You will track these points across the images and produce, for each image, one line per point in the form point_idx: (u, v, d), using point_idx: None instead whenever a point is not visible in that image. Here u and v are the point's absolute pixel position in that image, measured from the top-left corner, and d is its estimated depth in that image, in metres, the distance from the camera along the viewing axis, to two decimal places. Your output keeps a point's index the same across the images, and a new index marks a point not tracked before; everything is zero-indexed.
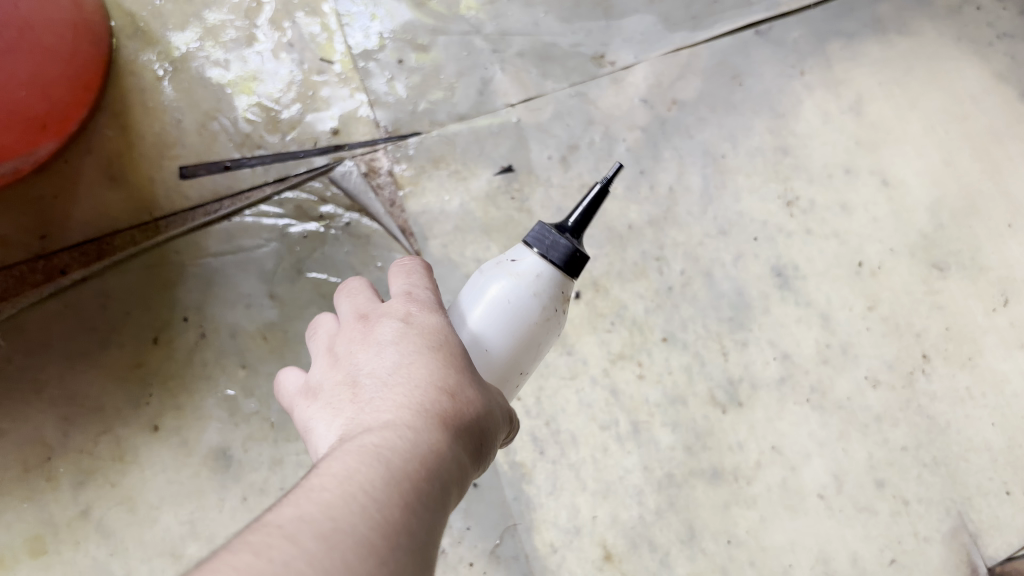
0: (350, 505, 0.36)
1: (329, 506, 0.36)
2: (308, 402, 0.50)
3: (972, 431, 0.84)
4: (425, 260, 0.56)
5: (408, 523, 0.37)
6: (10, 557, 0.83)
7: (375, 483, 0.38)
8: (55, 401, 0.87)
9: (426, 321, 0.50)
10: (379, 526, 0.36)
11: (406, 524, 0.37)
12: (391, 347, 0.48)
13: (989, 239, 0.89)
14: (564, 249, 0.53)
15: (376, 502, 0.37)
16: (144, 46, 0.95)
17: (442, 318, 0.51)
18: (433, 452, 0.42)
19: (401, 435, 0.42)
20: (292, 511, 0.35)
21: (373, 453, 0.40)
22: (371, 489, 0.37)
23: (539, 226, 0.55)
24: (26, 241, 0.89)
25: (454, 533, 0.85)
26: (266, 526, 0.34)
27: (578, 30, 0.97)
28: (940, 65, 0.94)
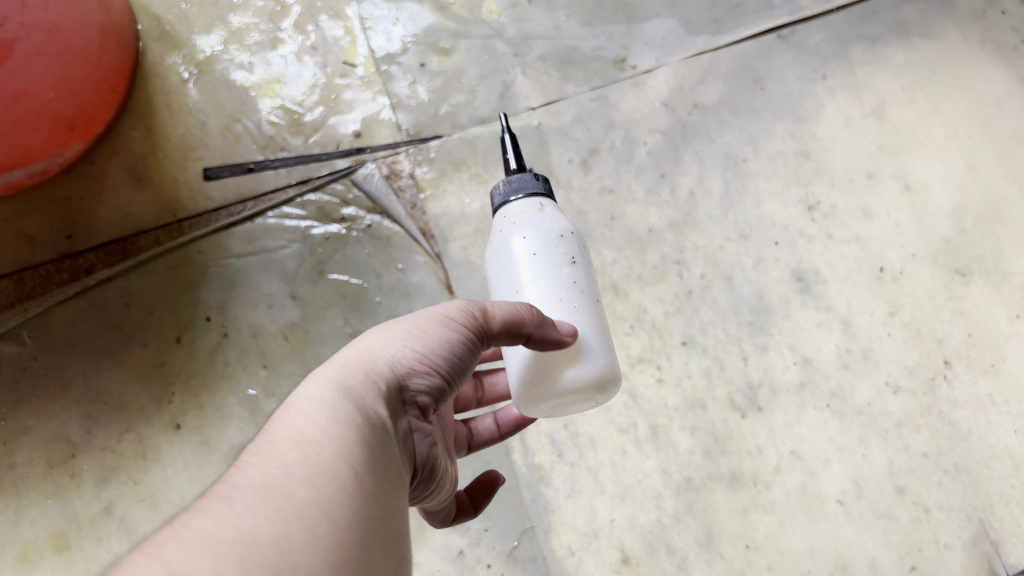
0: (253, 463, 0.42)
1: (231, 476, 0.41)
2: None
3: (994, 438, 0.83)
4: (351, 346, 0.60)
5: (322, 444, 0.43)
6: (33, 553, 0.84)
7: (278, 438, 0.43)
8: (80, 399, 0.88)
9: None
10: (280, 468, 0.41)
11: (326, 440, 0.43)
12: None
13: (1013, 244, 0.88)
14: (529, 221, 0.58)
15: (275, 452, 0.42)
16: (170, 49, 0.97)
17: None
18: (339, 385, 0.48)
19: (309, 382, 0.49)
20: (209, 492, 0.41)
21: (280, 420, 0.46)
22: (273, 443, 0.43)
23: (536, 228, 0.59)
24: (53, 242, 0.92)
25: (472, 535, 0.86)
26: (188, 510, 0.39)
27: (599, 34, 0.97)
28: (964, 69, 0.93)
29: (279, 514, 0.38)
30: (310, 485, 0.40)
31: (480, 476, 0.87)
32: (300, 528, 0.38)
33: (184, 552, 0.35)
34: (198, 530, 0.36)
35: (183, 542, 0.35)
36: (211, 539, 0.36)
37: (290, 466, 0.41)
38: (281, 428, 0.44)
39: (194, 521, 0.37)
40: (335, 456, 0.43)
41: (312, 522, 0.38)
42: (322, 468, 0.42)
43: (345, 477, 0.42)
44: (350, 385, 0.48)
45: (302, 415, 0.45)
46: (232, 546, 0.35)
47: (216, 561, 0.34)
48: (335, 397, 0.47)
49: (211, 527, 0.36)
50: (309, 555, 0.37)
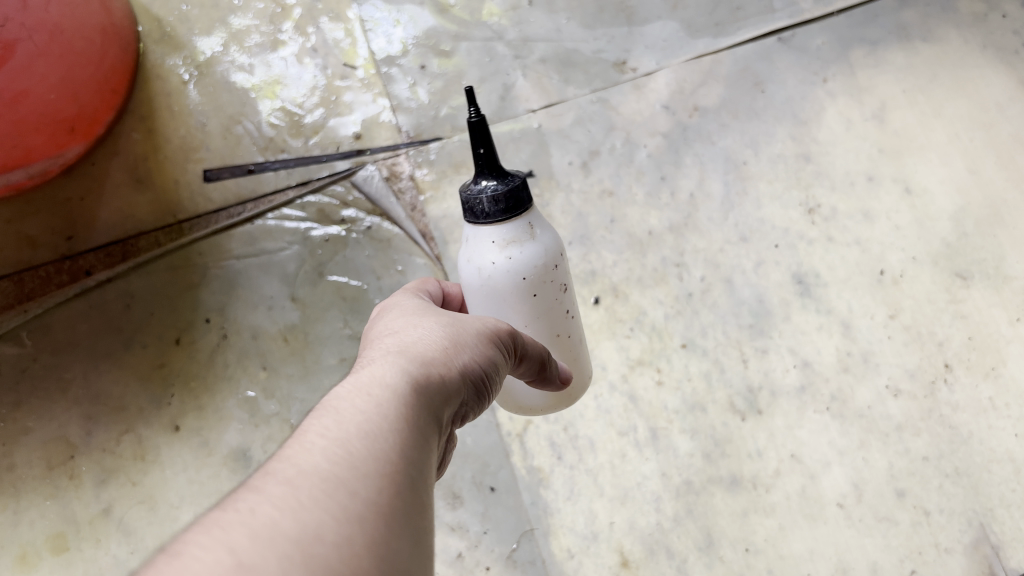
0: (318, 446, 0.38)
1: (292, 456, 0.37)
2: None
3: (994, 442, 0.83)
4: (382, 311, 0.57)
5: (392, 441, 0.39)
6: (32, 554, 0.85)
7: (346, 422, 0.40)
8: (79, 400, 0.89)
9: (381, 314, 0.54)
10: (348, 458, 0.37)
11: (394, 437, 0.40)
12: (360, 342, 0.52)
13: (1014, 247, 0.88)
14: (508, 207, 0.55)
15: (342, 438, 0.38)
16: (170, 51, 0.96)
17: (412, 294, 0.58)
18: (408, 377, 0.44)
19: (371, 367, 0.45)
20: (261, 469, 0.37)
21: (343, 401, 0.42)
22: (336, 430, 0.39)
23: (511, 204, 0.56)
24: (54, 243, 0.91)
25: (471, 537, 0.87)
26: (242, 490, 0.35)
27: (600, 36, 0.97)
28: (966, 72, 0.93)
29: (346, 515, 0.34)
30: (377, 487, 0.36)
31: (479, 478, 0.87)
32: (364, 534, 0.34)
33: (248, 545, 0.31)
34: (261, 520, 0.32)
35: (249, 532, 0.32)
36: (275, 532, 0.32)
37: (357, 458, 0.37)
38: (349, 411, 0.41)
39: (256, 510, 0.33)
40: (404, 459, 0.39)
41: (375, 530, 0.35)
42: (393, 467, 0.38)
43: (411, 485, 0.38)
44: (416, 381, 0.45)
45: (374, 402, 0.41)
46: (296, 547, 0.31)
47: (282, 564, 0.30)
48: (406, 393, 0.43)
49: (273, 518, 0.33)
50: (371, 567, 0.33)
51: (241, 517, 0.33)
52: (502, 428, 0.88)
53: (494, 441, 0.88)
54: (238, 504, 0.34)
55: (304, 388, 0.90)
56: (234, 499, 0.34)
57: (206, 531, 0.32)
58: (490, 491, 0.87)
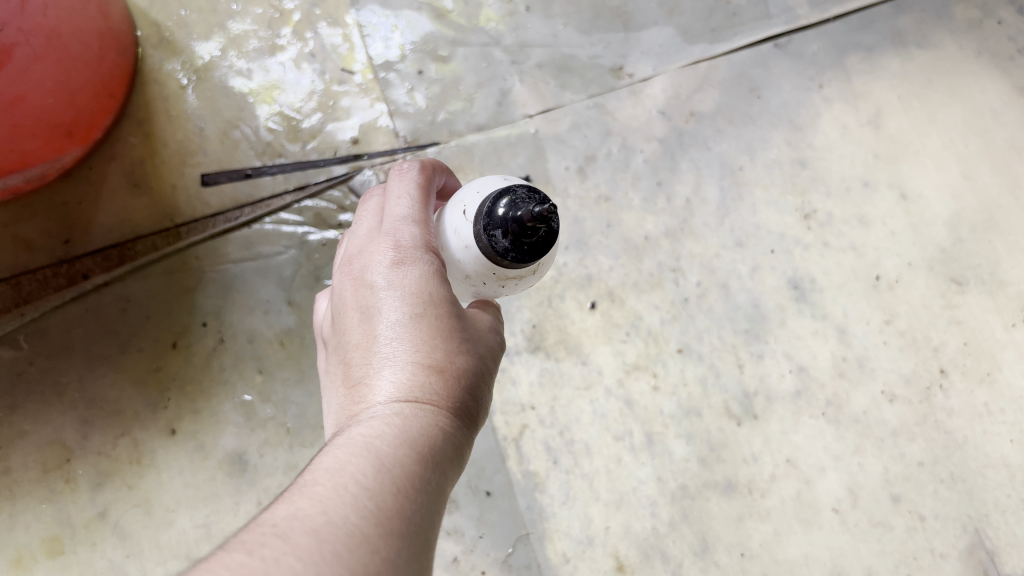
0: (349, 495, 0.38)
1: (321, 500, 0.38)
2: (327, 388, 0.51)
3: (990, 447, 0.84)
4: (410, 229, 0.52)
5: (418, 501, 0.40)
6: (28, 557, 0.84)
7: (377, 468, 0.40)
8: (75, 404, 0.89)
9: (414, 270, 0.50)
10: (376, 515, 0.38)
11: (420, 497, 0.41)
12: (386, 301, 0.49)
13: (1009, 254, 0.89)
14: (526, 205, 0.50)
15: (373, 489, 0.39)
16: (169, 55, 0.97)
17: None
18: (438, 425, 0.45)
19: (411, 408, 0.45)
20: (289, 505, 0.37)
21: (375, 442, 0.42)
22: (370, 478, 0.40)
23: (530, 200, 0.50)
24: (50, 246, 0.91)
25: (466, 541, 0.85)
26: (268, 528, 0.36)
27: (597, 42, 0.98)
28: (960, 79, 0.94)
29: None
30: (398, 549, 0.37)
31: (474, 483, 0.86)
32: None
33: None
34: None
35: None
36: None
37: (385, 515, 0.38)
38: (380, 457, 0.41)
39: (284, 561, 0.34)
40: (424, 519, 0.40)
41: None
42: (416, 529, 0.39)
43: (425, 548, 0.40)
44: (445, 431, 0.45)
45: (405, 451, 0.42)
46: None
47: None
48: (434, 443, 0.44)
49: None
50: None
51: (269, 566, 0.33)
52: (497, 432, 0.87)
53: (489, 446, 0.87)
54: (265, 549, 0.34)
55: (300, 392, 0.90)
56: (262, 539, 0.35)
57: (231, 566, 0.33)
58: (485, 496, 0.86)
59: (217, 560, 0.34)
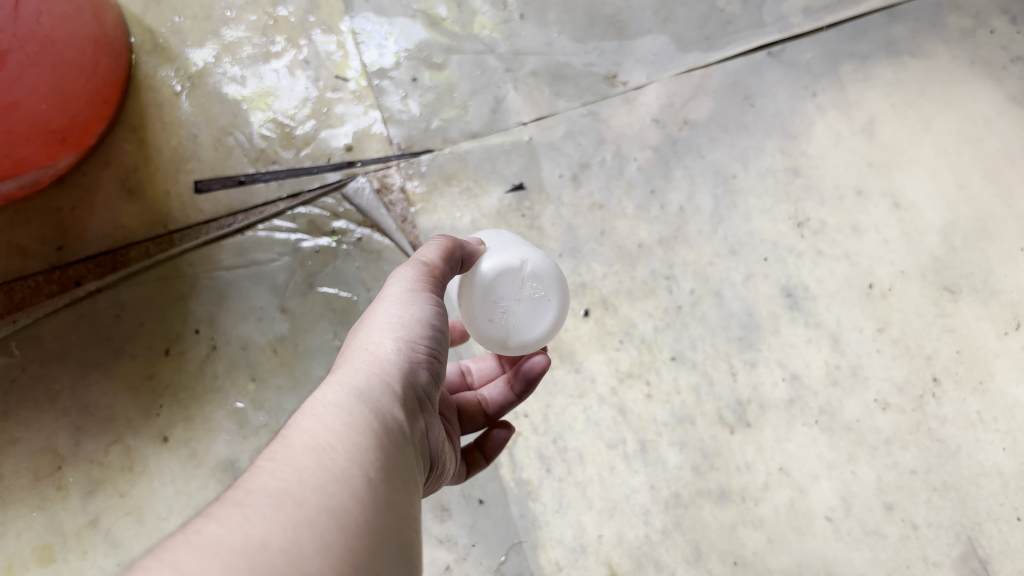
0: (268, 468, 0.41)
1: (243, 481, 0.40)
2: None
3: (983, 456, 0.83)
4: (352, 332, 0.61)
5: (340, 453, 0.43)
6: (19, 564, 0.84)
7: (293, 442, 0.43)
8: (68, 411, 0.88)
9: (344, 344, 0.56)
10: (295, 473, 0.41)
11: (342, 446, 0.43)
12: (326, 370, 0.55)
13: (1001, 262, 0.88)
14: None
15: (291, 458, 0.42)
16: (163, 62, 0.97)
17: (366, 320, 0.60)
18: (356, 389, 0.47)
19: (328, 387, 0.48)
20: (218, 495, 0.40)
21: (293, 425, 0.45)
22: (287, 449, 0.43)
23: None
24: (44, 253, 0.92)
25: (459, 550, 0.86)
26: (199, 513, 0.39)
27: (591, 50, 0.98)
28: (954, 88, 0.93)
29: (294, 522, 0.38)
30: (322, 492, 0.40)
31: (468, 491, 0.87)
32: (312, 537, 0.37)
33: (199, 560, 0.34)
34: (211, 540, 0.36)
35: (198, 548, 0.35)
36: (223, 549, 0.35)
37: (306, 472, 0.41)
38: (296, 435, 0.44)
39: (207, 529, 0.36)
40: (351, 463, 0.42)
41: (327, 534, 0.38)
42: (343, 472, 0.41)
43: (362, 490, 0.42)
44: (366, 389, 0.48)
45: (317, 421, 0.45)
46: (244, 554, 0.35)
47: (226, 567, 0.34)
48: (353, 408, 0.46)
49: (222, 535, 0.36)
50: (320, 565, 0.36)
51: (193, 536, 0.36)
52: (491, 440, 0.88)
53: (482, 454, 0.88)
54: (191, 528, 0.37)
55: (293, 400, 0.89)
56: (191, 522, 0.38)
57: (162, 549, 0.36)
58: (479, 504, 0.87)
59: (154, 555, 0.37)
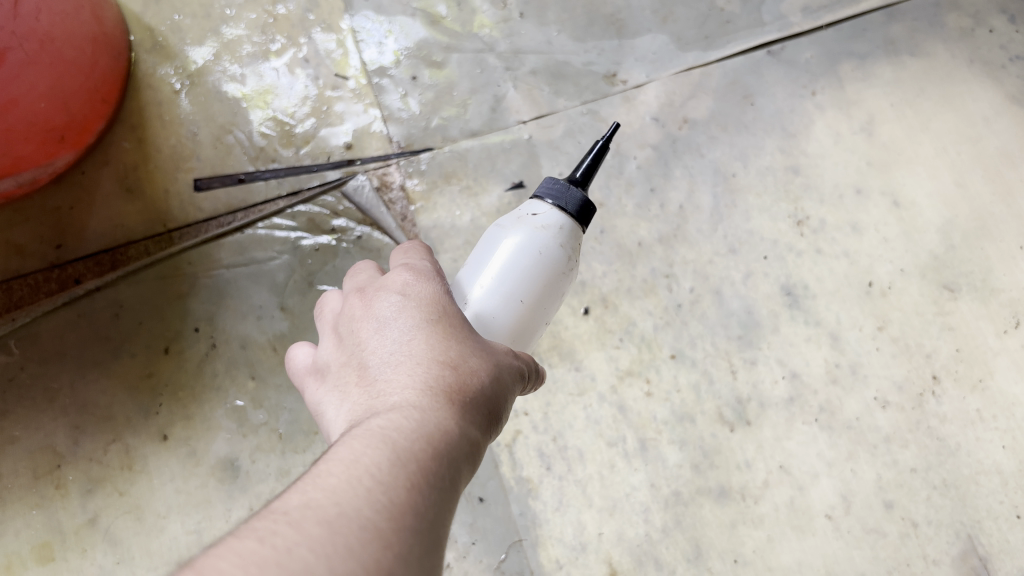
0: (364, 486, 0.37)
1: (334, 494, 0.36)
2: (318, 383, 0.51)
3: (982, 454, 0.83)
4: (426, 269, 0.54)
5: (432, 499, 0.39)
6: (17, 563, 0.84)
7: (391, 462, 0.39)
8: (66, 410, 0.88)
9: (423, 292, 0.51)
10: (391, 508, 0.37)
11: (435, 491, 0.39)
12: (392, 323, 0.49)
13: (1000, 260, 0.88)
14: (578, 200, 0.57)
15: (387, 485, 0.37)
16: (162, 60, 0.97)
17: (440, 285, 0.53)
18: (456, 425, 0.43)
19: (428, 406, 0.44)
20: (301, 497, 0.36)
21: (393, 434, 0.41)
22: (385, 468, 0.38)
23: (554, 179, 0.57)
24: (42, 251, 0.91)
25: (459, 548, 0.86)
26: (279, 519, 0.34)
27: (590, 49, 0.98)
28: (953, 87, 0.93)
29: (382, 574, 0.34)
30: (411, 544, 0.36)
31: (468, 490, 0.87)
32: None
33: None
34: (303, 567, 0.32)
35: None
36: None
37: (401, 511, 0.37)
38: (391, 453, 0.39)
39: (300, 553, 0.32)
40: (437, 517, 0.39)
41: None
42: (431, 525, 0.38)
43: (439, 544, 0.38)
44: (462, 430, 0.44)
45: (419, 447, 0.40)
46: None
47: None
48: (449, 446, 0.42)
49: (316, 567, 0.32)
50: None
51: (284, 559, 0.32)
52: (491, 438, 0.88)
53: (482, 452, 0.87)
54: (275, 540, 0.33)
55: (292, 399, 0.89)
56: (273, 531, 0.33)
57: (243, 556, 0.32)
58: (479, 502, 0.87)
59: (228, 549, 0.32)
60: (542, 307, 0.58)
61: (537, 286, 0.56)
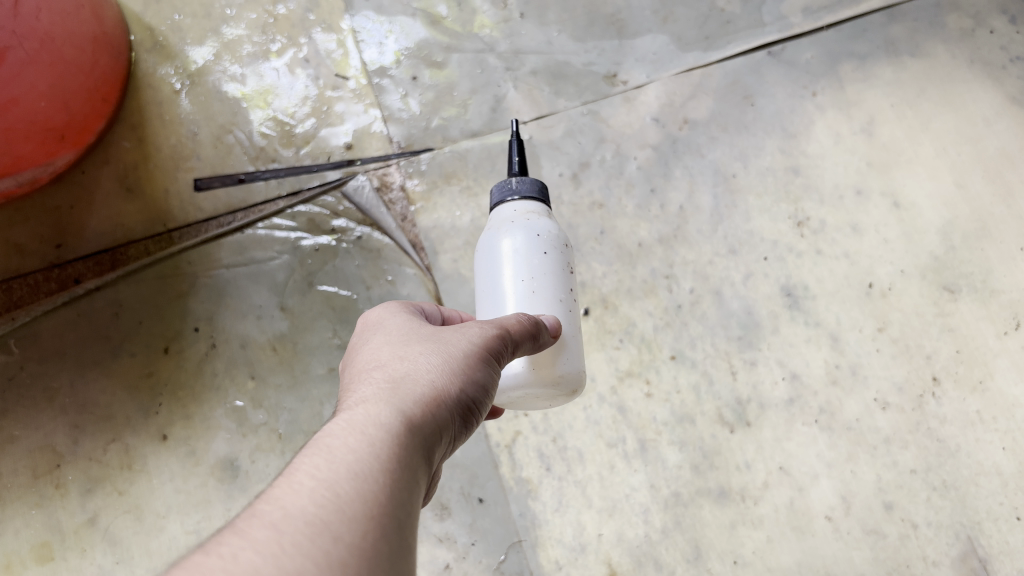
0: (306, 487, 0.37)
1: (278, 496, 0.37)
2: None
3: (982, 455, 0.83)
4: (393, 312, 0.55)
5: (381, 484, 0.39)
6: (17, 563, 0.84)
7: (334, 460, 0.39)
8: (66, 409, 0.88)
9: (384, 327, 0.53)
10: (334, 500, 0.37)
11: (384, 475, 0.40)
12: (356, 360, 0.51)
13: (1001, 262, 0.87)
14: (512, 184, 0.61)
15: (331, 480, 0.38)
16: (163, 60, 0.97)
17: (400, 318, 0.54)
18: (405, 415, 0.44)
19: (376, 403, 0.44)
20: (247, 507, 0.36)
21: (338, 436, 0.41)
22: (328, 468, 0.39)
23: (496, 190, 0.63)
24: (42, 251, 0.92)
25: (459, 548, 0.86)
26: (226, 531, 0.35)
27: (591, 49, 0.98)
28: (953, 88, 0.93)
29: (328, 561, 0.34)
30: (358, 530, 0.36)
31: (468, 489, 0.88)
32: None
33: None
34: (242, 565, 0.32)
35: None
36: None
37: (345, 501, 0.37)
38: (336, 451, 0.40)
39: (242, 554, 0.33)
40: (390, 500, 0.39)
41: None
42: (382, 509, 0.38)
43: (394, 526, 0.38)
44: (414, 417, 0.44)
45: (363, 441, 0.41)
46: None
47: None
48: (397, 434, 0.42)
49: (256, 563, 0.32)
50: None
51: (224, 562, 0.32)
52: (490, 438, 0.89)
53: (481, 452, 0.88)
54: (220, 548, 0.33)
55: (292, 399, 0.89)
56: (218, 542, 0.34)
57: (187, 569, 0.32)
58: (479, 502, 0.87)
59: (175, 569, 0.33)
60: (518, 276, 0.59)
61: (504, 267, 0.59)
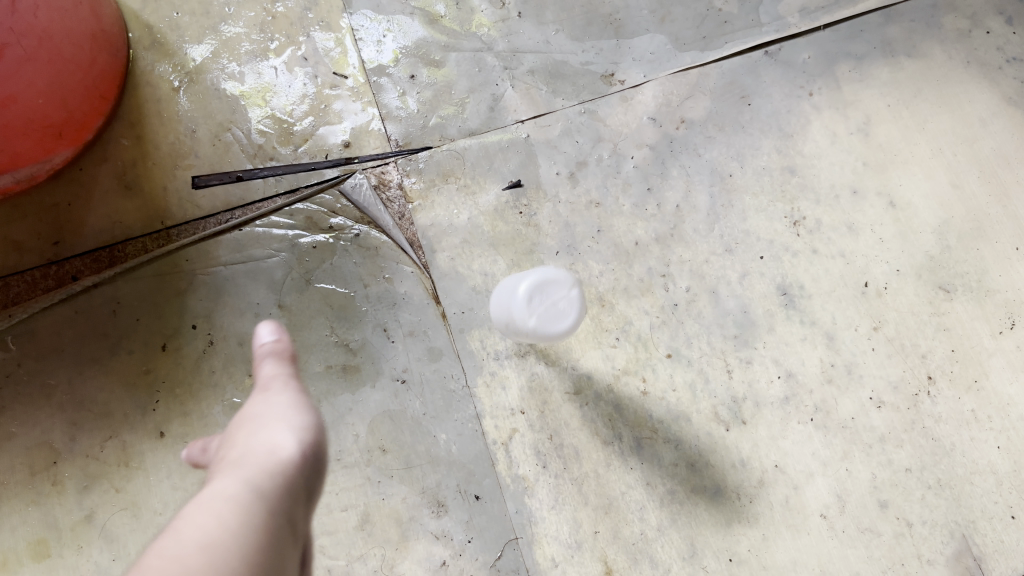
0: (175, 547, 0.39)
1: (154, 559, 0.38)
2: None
3: (977, 454, 0.84)
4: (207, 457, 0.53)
5: (246, 526, 0.41)
6: (13, 560, 0.84)
7: (193, 523, 0.40)
8: (63, 406, 0.88)
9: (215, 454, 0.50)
10: (210, 544, 0.39)
11: (248, 520, 0.41)
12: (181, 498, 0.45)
13: (996, 261, 0.89)
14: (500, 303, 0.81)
15: (201, 529, 0.40)
16: (161, 57, 0.97)
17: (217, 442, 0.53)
18: (258, 469, 0.45)
19: (218, 483, 0.44)
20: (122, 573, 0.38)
21: (184, 516, 0.41)
22: (187, 529, 0.40)
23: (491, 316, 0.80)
24: (40, 247, 0.92)
25: (455, 546, 0.85)
26: None
27: (589, 49, 0.98)
28: (950, 88, 0.94)
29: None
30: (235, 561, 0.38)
31: (464, 486, 0.86)
32: None
33: None
34: None
35: None
36: None
37: (216, 546, 0.39)
38: (191, 519, 0.40)
39: None
40: (262, 534, 0.41)
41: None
42: (258, 541, 0.40)
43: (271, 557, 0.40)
44: (265, 468, 0.46)
45: (211, 510, 0.41)
46: None
47: None
48: (256, 488, 0.44)
49: None
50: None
51: None
52: (488, 436, 0.87)
53: (479, 450, 0.87)
54: None
55: None
56: None
57: None
58: (476, 500, 0.86)
59: None
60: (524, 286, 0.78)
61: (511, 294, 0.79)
